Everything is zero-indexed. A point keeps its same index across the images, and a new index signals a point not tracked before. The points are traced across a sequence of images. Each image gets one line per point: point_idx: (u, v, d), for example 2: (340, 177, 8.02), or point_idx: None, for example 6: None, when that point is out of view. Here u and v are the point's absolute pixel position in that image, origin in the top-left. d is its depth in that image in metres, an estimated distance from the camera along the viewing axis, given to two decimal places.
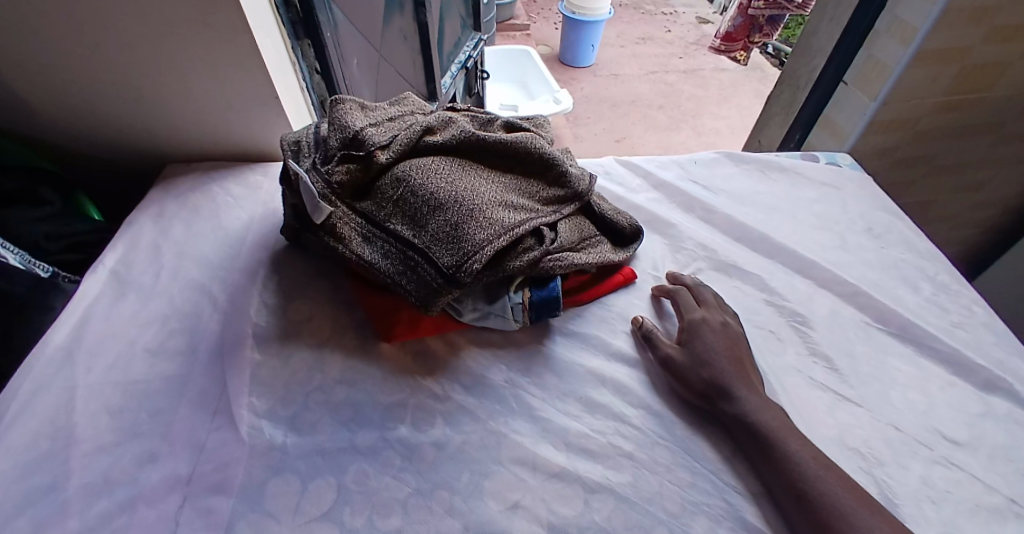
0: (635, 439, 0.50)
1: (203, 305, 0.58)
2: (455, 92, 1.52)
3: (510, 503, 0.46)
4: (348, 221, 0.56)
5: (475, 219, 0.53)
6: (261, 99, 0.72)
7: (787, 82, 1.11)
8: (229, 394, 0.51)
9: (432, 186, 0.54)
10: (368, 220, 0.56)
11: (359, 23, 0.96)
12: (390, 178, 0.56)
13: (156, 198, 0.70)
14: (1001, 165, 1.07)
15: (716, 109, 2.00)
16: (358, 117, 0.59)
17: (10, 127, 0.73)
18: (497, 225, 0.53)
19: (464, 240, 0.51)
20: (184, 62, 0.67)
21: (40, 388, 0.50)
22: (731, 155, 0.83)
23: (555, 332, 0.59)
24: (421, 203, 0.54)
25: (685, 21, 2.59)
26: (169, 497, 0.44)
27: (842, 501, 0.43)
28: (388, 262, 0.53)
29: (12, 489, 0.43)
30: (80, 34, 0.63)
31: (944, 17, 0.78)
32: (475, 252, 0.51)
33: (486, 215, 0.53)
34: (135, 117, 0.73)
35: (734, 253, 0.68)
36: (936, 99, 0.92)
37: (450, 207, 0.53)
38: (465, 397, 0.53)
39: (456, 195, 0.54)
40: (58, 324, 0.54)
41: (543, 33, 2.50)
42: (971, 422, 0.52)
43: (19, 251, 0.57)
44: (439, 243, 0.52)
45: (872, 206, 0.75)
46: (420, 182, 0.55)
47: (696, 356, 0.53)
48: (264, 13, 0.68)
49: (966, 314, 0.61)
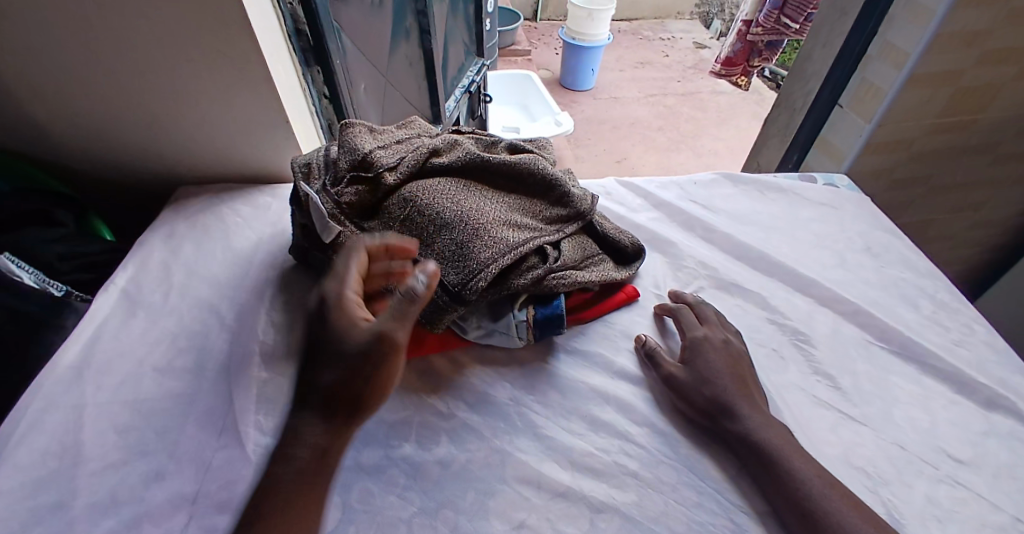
0: (639, 458, 0.50)
1: (212, 323, 0.59)
2: (458, 115, 1.56)
3: (515, 522, 0.46)
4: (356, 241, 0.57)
5: (480, 237, 0.54)
6: (272, 123, 0.74)
7: (783, 105, 1.13)
8: (236, 413, 0.51)
9: (438, 206, 0.56)
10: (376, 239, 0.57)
11: (367, 51, 0.99)
12: (397, 198, 0.57)
13: (166, 218, 0.71)
14: (997, 185, 1.09)
15: (714, 131, 2.03)
16: (367, 140, 0.61)
17: (26, 149, 0.75)
18: (501, 244, 0.54)
19: (470, 258, 0.52)
20: (200, 89, 0.70)
21: (50, 406, 0.50)
22: (730, 175, 0.85)
23: (559, 350, 0.60)
24: (428, 223, 0.55)
25: (683, 46, 2.65)
26: (175, 515, 0.44)
27: (848, 519, 0.43)
28: None
29: (17, 508, 0.43)
30: (101, 62, 0.65)
31: (934, 44, 0.81)
32: (480, 271, 0.52)
33: (491, 234, 0.54)
34: (149, 141, 0.75)
35: (735, 272, 0.68)
36: (930, 121, 0.94)
37: (455, 226, 0.54)
38: (470, 415, 0.53)
39: (461, 215, 0.55)
40: (68, 343, 0.55)
41: (544, 58, 2.56)
42: (974, 440, 0.52)
43: (34, 271, 0.59)
44: (444, 261, 0.53)
45: (870, 225, 0.76)
46: (426, 202, 0.56)
47: (698, 374, 0.54)
48: (277, 42, 0.71)
49: (967, 331, 0.62)
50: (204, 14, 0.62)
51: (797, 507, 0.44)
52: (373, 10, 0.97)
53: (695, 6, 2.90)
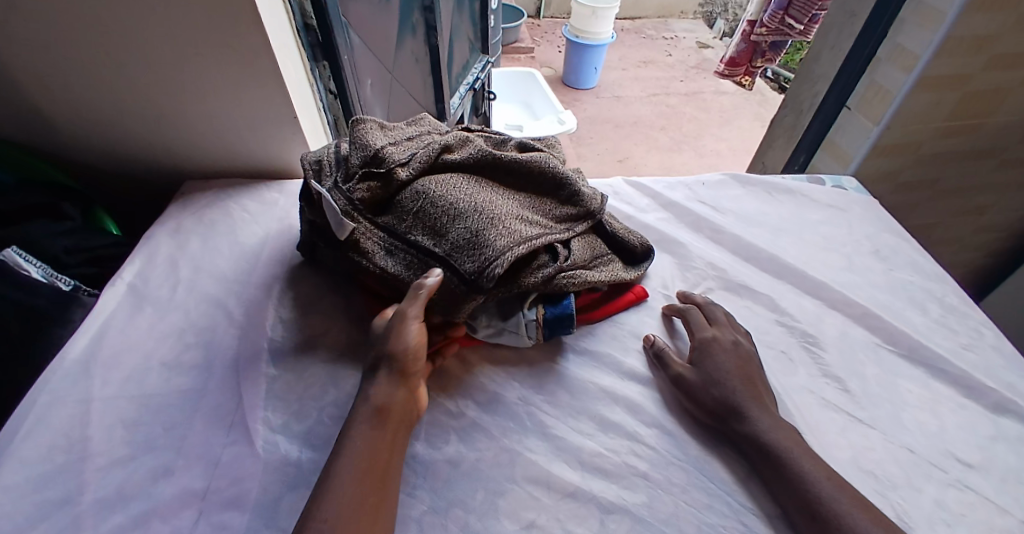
0: (649, 459, 0.50)
1: (219, 319, 0.59)
2: (462, 112, 1.55)
3: (525, 522, 0.45)
4: (370, 235, 0.56)
5: (495, 228, 0.53)
6: (280, 119, 0.74)
7: (790, 106, 1.13)
8: (245, 410, 0.51)
9: (451, 199, 0.55)
10: (390, 233, 0.56)
11: (374, 46, 0.99)
12: (410, 192, 0.57)
13: (173, 213, 0.71)
14: (1003, 189, 1.08)
15: (717, 131, 2.03)
16: (379, 137, 0.61)
17: (32, 141, 0.75)
18: (516, 234, 0.54)
19: (485, 247, 0.52)
20: (209, 84, 0.69)
21: (56, 400, 0.50)
22: (737, 176, 0.85)
23: (567, 350, 0.60)
24: (442, 216, 0.55)
25: (686, 46, 2.65)
26: (184, 511, 0.44)
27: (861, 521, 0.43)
28: (410, 273, 0.54)
29: (24, 503, 0.43)
30: (109, 55, 0.65)
31: (944, 47, 0.81)
32: (496, 259, 0.51)
33: (506, 225, 0.54)
34: (156, 135, 0.75)
35: (743, 273, 0.68)
36: (938, 124, 0.94)
37: (470, 217, 0.54)
38: (479, 414, 0.53)
39: (475, 206, 0.55)
40: (74, 338, 0.55)
41: (547, 56, 2.56)
42: (983, 444, 0.52)
43: (42, 265, 0.59)
44: (460, 251, 0.53)
45: (878, 228, 0.76)
46: (440, 195, 0.56)
47: (708, 375, 0.54)
48: (286, 37, 0.70)
49: (975, 336, 0.62)
50: (214, 6, 0.61)
51: (805, 508, 0.44)
52: (380, 6, 0.97)
53: (698, 6, 2.89)
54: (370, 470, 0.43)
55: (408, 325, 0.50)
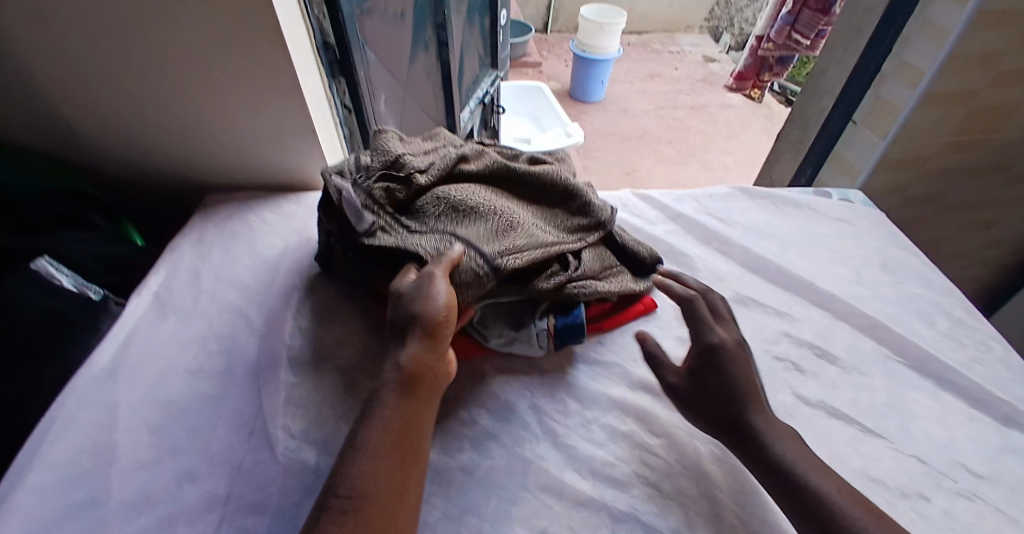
0: (659, 469, 0.51)
1: (240, 327, 0.61)
2: (472, 126, 1.58)
3: (538, 528, 0.46)
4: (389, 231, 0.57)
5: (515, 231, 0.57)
6: (300, 134, 0.77)
7: (796, 121, 1.15)
8: (265, 415, 0.53)
9: (471, 206, 0.58)
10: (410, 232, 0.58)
11: (388, 63, 1.02)
12: (430, 197, 0.60)
13: (195, 224, 0.73)
14: (1011, 203, 1.09)
15: (724, 144, 2.05)
16: (398, 146, 0.63)
17: (62, 154, 0.78)
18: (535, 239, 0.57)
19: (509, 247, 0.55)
20: (233, 100, 0.72)
21: (83, 405, 0.51)
22: (745, 190, 0.86)
23: (579, 360, 0.61)
24: (460, 222, 0.57)
25: (692, 60, 2.68)
26: (207, 514, 0.46)
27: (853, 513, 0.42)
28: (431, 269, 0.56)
29: (54, 505, 0.45)
30: (141, 73, 0.68)
31: (949, 64, 0.82)
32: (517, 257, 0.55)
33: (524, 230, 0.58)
34: (181, 149, 0.78)
35: (752, 286, 0.69)
36: (945, 138, 0.95)
37: (492, 219, 0.58)
38: (492, 423, 0.54)
39: (495, 210, 0.58)
40: (102, 345, 0.57)
41: (555, 70, 2.60)
42: (992, 455, 0.52)
43: (72, 274, 0.60)
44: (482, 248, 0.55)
45: (886, 242, 0.77)
46: (461, 198, 0.59)
47: (710, 383, 0.52)
48: (306, 55, 0.73)
49: (983, 348, 0.62)
50: (240, 26, 0.64)
51: (797, 504, 0.44)
52: (395, 24, 1.00)
53: (704, 21, 2.92)
54: (393, 446, 0.44)
55: (436, 284, 0.50)
